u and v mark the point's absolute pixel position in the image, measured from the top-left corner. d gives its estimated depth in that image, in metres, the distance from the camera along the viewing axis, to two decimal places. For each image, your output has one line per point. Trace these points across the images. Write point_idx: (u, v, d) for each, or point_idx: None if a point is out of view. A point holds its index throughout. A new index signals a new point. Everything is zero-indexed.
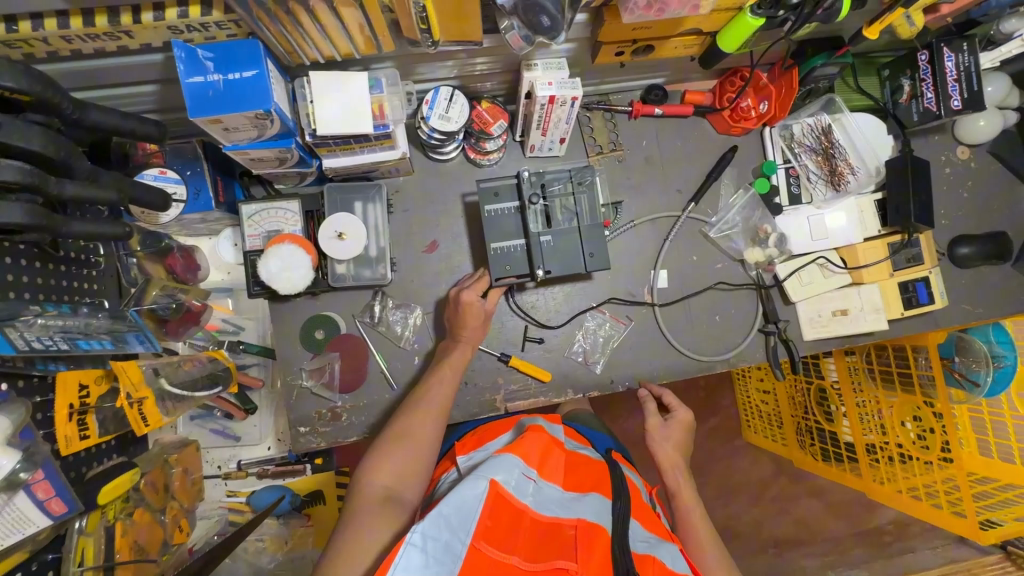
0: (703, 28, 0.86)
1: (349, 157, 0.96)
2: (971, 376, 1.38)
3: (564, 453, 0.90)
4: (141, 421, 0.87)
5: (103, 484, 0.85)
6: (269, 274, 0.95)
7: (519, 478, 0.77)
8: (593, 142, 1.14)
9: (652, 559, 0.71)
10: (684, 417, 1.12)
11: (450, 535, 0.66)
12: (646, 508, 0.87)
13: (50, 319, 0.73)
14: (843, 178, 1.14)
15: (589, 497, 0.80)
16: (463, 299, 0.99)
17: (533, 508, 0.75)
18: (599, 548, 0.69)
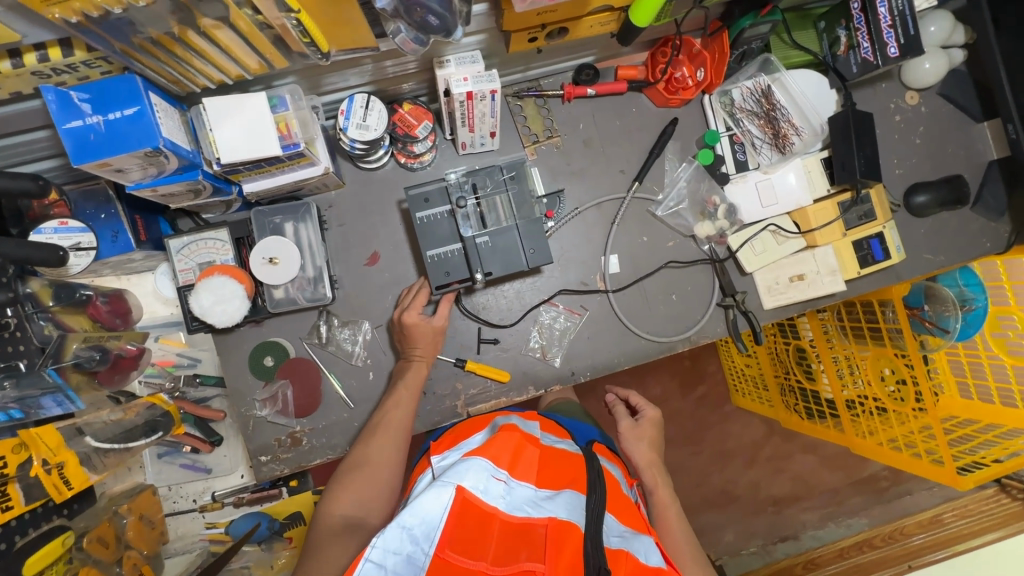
0: (613, 4, 0.82)
1: (269, 179, 0.93)
2: (942, 323, 1.36)
3: (539, 446, 0.84)
4: (64, 487, 0.79)
5: (32, 554, 0.81)
6: (202, 309, 0.92)
7: (489, 479, 0.72)
8: (528, 131, 1.10)
9: (622, 555, 0.68)
10: (652, 416, 1.12)
11: (412, 547, 0.63)
12: (622, 499, 0.82)
13: None
14: (788, 140, 1.10)
15: (562, 494, 0.74)
16: (406, 322, 0.99)
17: (502, 510, 0.70)
18: (569, 549, 0.65)
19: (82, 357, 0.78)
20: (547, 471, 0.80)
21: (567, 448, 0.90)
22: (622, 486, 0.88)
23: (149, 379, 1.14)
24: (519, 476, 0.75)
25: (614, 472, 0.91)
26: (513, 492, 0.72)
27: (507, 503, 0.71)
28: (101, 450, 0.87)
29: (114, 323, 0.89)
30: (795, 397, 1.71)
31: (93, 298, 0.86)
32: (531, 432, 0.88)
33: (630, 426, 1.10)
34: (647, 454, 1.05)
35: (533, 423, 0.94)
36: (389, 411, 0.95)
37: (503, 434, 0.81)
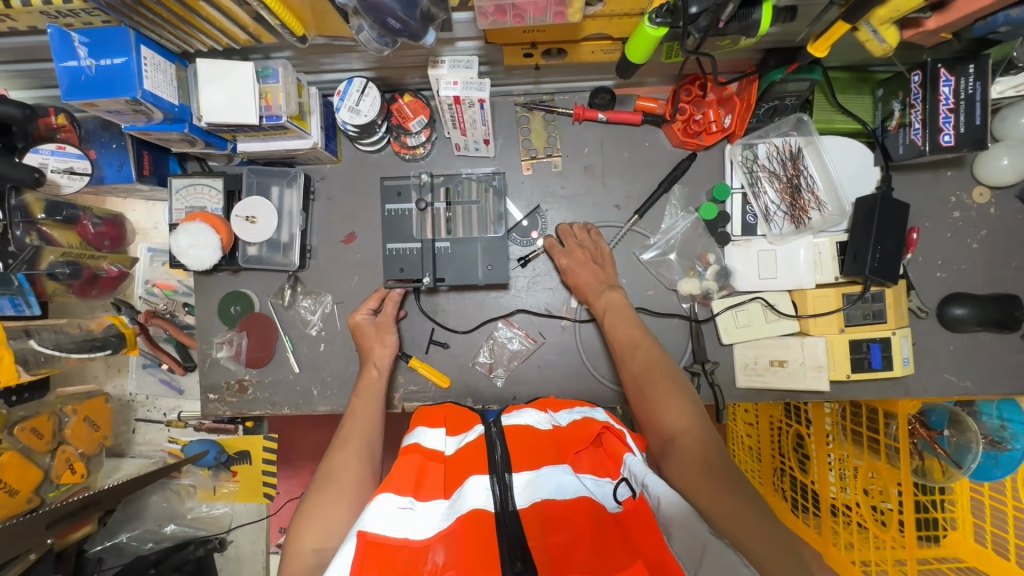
0: (610, 33, 0.77)
1: (261, 143, 0.97)
2: (958, 455, 1.18)
3: (443, 458, 0.86)
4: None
5: None
6: (178, 249, 0.99)
7: (396, 511, 0.73)
8: (528, 145, 1.07)
9: (542, 508, 0.72)
10: (572, 255, 1.02)
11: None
12: (536, 445, 0.84)
13: None
14: (805, 214, 1.00)
15: (467, 487, 0.75)
16: (352, 320, 1.02)
17: (415, 537, 0.71)
18: (481, 535, 0.68)
19: (57, 269, 0.87)
20: (453, 477, 0.81)
21: (470, 438, 0.88)
22: (535, 428, 0.89)
23: (148, 296, 1.27)
24: (426, 495, 0.78)
25: (525, 420, 0.90)
26: (423, 517, 0.74)
27: (419, 529, 0.73)
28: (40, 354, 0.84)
29: (101, 245, 0.99)
30: (786, 484, 1.57)
31: (85, 220, 0.95)
32: (435, 445, 0.89)
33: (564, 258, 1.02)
34: (587, 277, 1.00)
35: (439, 428, 0.93)
36: (357, 418, 0.92)
37: (402, 461, 0.83)
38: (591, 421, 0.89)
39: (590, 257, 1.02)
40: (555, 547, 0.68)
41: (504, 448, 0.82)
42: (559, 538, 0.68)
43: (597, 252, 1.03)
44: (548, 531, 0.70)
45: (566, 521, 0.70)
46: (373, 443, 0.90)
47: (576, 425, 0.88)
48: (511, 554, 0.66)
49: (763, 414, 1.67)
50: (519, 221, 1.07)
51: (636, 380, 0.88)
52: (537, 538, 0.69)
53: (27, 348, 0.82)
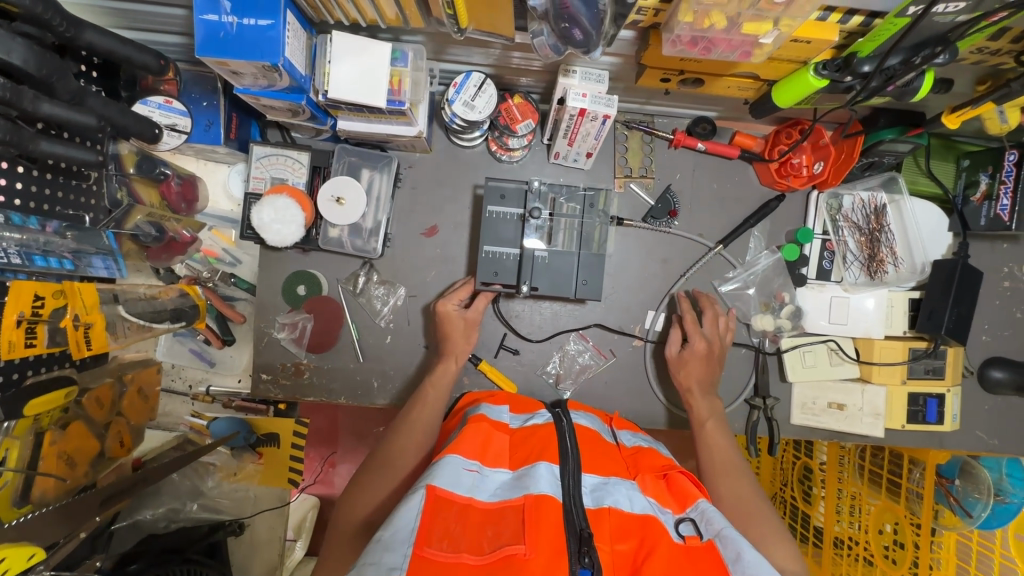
0: (760, 74, 0.78)
1: (364, 123, 0.93)
2: (967, 504, 1.25)
3: (509, 432, 0.84)
4: (83, 345, 0.72)
5: (39, 393, 0.68)
6: (261, 222, 0.94)
7: (462, 474, 0.71)
8: (624, 163, 1.07)
9: (603, 512, 0.69)
10: (700, 348, 1.00)
11: (392, 557, 0.58)
12: (599, 450, 0.83)
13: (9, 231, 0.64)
14: (881, 267, 1.04)
15: (536, 469, 0.72)
16: (441, 309, 0.99)
17: (480, 499, 0.68)
18: (548, 521, 0.64)
19: (140, 230, 0.84)
20: (520, 452, 0.79)
21: (537, 420, 0.87)
22: (601, 435, 0.89)
23: (191, 264, 1.14)
24: (491, 463, 0.75)
25: (591, 424, 0.91)
26: (486, 483, 0.72)
27: (483, 491, 0.70)
28: (126, 319, 0.79)
29: (179, 207, 0.94)
30: (784, 513, 1.63)
31: (170, 178, 0.91)
32: (501, 419, 0.87)
33: (677, 354, 1.02)
34: (699, 372, 1.00)
35: (503, 406, 0.92)
36: (420, 410, 0.92)
37: (472, 426, 0.81)
38: (657, 456, 0.85)
39: (709, 352, 1.01)
40: (619, 555, 0.65)
41: (574, 442, 0.79)
42: (625, 548, 0.66)
43: (713, 349, 1.01)
44: (614, 536, 0.67)
45: (633, 527, 0.68)
46: (435, 432, 0.91)
47: (642, 452, 0.85)
48: (577, 548, 0.63)
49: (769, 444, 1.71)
50: (651, 205, 1.08)
51: (739, 506, 0.83)
52: (604, 541, 0.66)
53: (116, 314, 0.77)
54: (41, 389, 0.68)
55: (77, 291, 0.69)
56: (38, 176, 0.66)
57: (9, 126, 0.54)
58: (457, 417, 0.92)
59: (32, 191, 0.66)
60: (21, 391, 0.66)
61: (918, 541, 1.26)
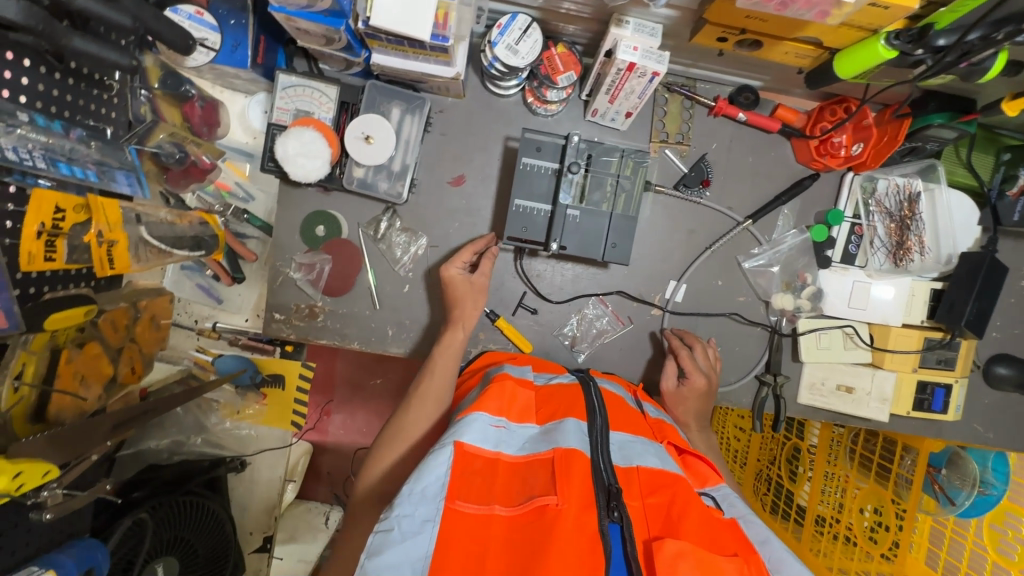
0: (824, 40, 0.75)
1: (401, 59, 0.89)
2: (951, 492, 1.27)
3: (533, 389, 0.83)
4: (107, 264, 0.70)
5: (59, 308, 0.66)
6: (285, 154, 0.91)
7: (488, 429, 0.69)
8: (661, 127, 1.04)
9: (631, 470, 0.67)
10: (699, 385, 0.98)
11: (424, 509, 0.59)
12: (623, 413, 0.82)
13: (32, 131, 0.60)
14: (907, 256, 1.04)
15: (564, 426, 0.71)
16: (446, 273, 0.97)
17: (507, 453, 0.68)
18: (578, 476, 0.63)
19: (163, 148, 0.79)
20: (546, 408, 0.78)
21: (562, 381, 0.87)
22: (625, 400, 0.89)
23: (203, 195, 1.09)
24: (518, 419, 0.74)
25: (616, 391, 0.91)
26: (514, 438, 0.71)
27: (509, 445, 0.69)
28: (149, 243, 0.76)
29: (201, 130, 0.89)
30: (768, 490, 1.66)
31: (194, 99, 0.86)
32: (525, 377, 0.86)
33: (676, 390, 1.00)
34: (695, 408, 0.99)
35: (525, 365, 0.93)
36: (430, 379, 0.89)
37: (494, 384, 0.79)
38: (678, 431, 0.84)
39: (707, 387, 0.99)
40: (652, 508, 0.64)
41: (601, 400, 0.78)
42: (659, 501, 0.64)
43: (711, 383, 0.99)
44: (645, 490, 0.66)
45: (662, 483, 0.66)
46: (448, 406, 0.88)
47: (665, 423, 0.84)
48: (606, 501, 0.62)
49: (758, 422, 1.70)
50: (684, 173, 1.06)
51: None
52: (634, 497, 0.64)
53: (138, 235, 0.75)
54: (58, 305, 0.67)
55: (99, 207, 0.68)
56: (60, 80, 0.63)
57: (39, 14, 0.50)
58: (478, 373, 0.93)
59: (52, 93, 0.62)
60: (43, 306, 0.65)
61: (902, 522, 1.29)
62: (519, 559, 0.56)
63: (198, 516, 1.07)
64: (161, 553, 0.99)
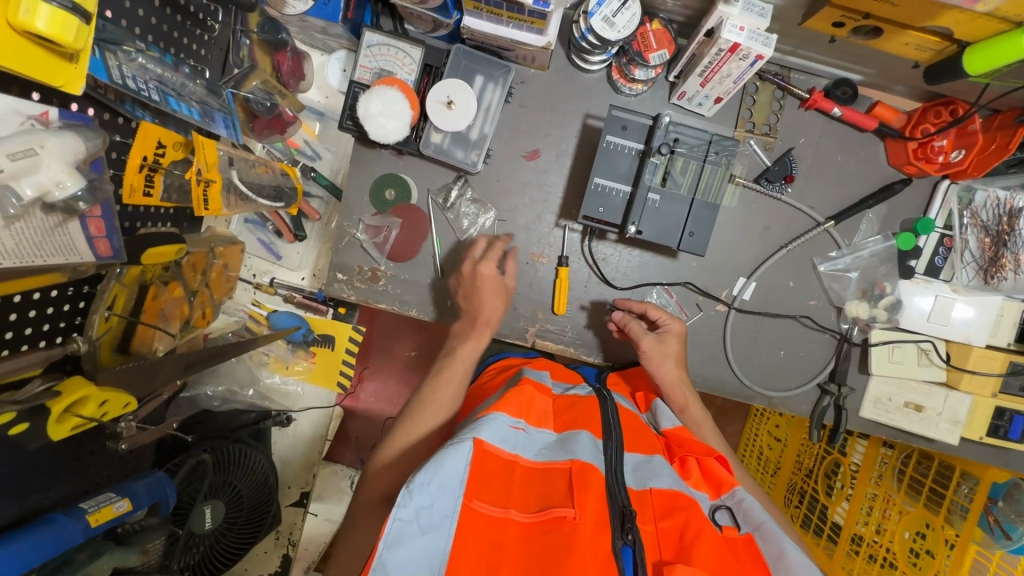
0: (954, 32, 0.70)
1: (492, 24, 0.87)
2: (1007, 525, 1.15)
3: (551, 398, 0.83)
4: (202, 203, 0.77)
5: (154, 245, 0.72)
6: (366, 113, 0.90)
7: (508, 430, 0.68)
8: (748, 117, 1.00)
9: (646, 493, 0.67)
10: (675, 330, 0.96)
11: (440, 504, 0.58)
12: (636, 429, 0.82)
13: (150, 62, 0.66)
14: (1001, 273, 0.98)
15: (580, 437, 0.70)
16: (481, 272, 0.94)
17: (523, 457, 0.67)
18: (595, 488, 0.63)
19: (254, 96, 0.84)
20: (563, 417, 0.78)
21: (579, 393, 0.84)
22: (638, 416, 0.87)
23: (275, 149, 1.10)
24: (535, 422, 0.74)
25: (627, 405, 0.89)
26: (531, 442, 0.71)
27: (526, 450, 0.69)
28: (236, 188, 0.83)
29: (288, 82, 0.93)
30: (801, 503, 1.59)
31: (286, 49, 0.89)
32: (543, 382, 0.86)
33: (656, 342, 0.94)
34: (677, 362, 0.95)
35: (545, 371, 0.93)
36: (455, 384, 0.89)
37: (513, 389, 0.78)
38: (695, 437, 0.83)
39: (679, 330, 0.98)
40: (665, 533, 0.64)
41: (618, 418, 0.77)
42: (671, 525, 0.64)
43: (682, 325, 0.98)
44: (657, 515, 0.65)
45: (677, 505, 0.66)
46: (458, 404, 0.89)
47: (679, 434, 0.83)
48: (619, 520, 0.61)
49: (796, 432, 1.64)
50: (767, 166, 1.01)
51: None
52: (648, 520, 0.64)
53: (230, 178, 0.82)
54: (153, 241, 0.73)
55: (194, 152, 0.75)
56: (150, 2, 0.65)
57: None
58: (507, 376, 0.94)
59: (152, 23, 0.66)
60: (139, 240, 0.71)
61: (949, 551, 1.22)
62: (534, 567, 0.56)
63: (244, 463, 1.07)
64: (208, 496, 1.02)
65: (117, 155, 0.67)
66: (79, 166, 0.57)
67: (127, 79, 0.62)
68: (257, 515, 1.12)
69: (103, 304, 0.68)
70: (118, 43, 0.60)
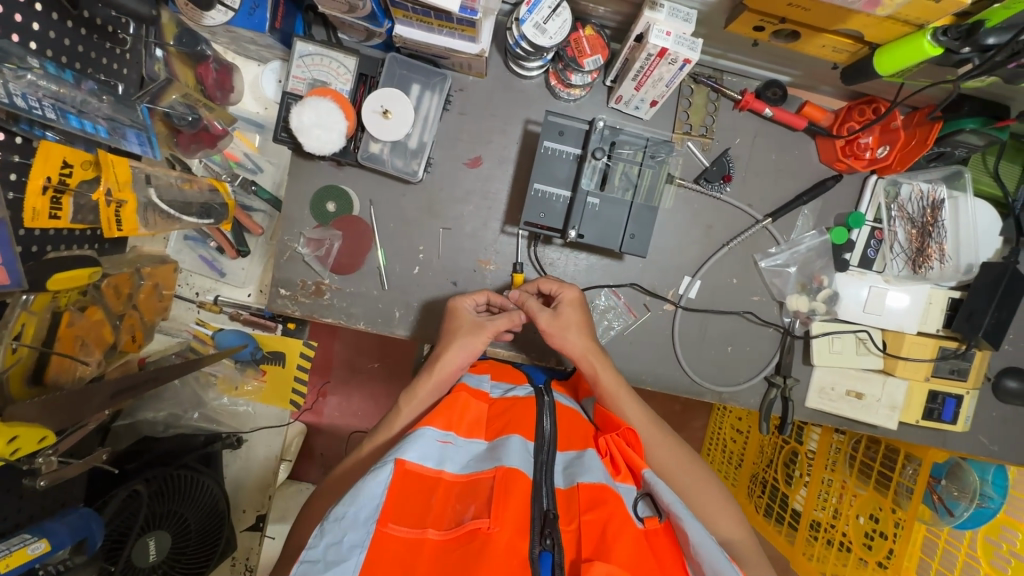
0: (865, 34, 0.73)
1: (424, 32, 0.87)
2: (950, 502, 1.22)
3: (487, 402, 0.84)
4: (115, 224, 0.77)
5: (61, 270, 0.69)
6: (300, 124, 0.88)
7: (433, 446, 0.72)
8: (685, 119, 1.02)
9: (575, 489, 0.69)
10: (572, 299, 0.93)
11: (353, 533, 0.61)
12: (574, 425, 0.84)
13: (42, 80, 0.65)
14: (927, 263, 1.03)
15: (508, 443, 0.72)
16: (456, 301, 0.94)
17: (448, 472, 0.71)
18: (516, 496, 0.66)
19: (174, 109, 0.85)
20: (496, 423, 0.80)
21: (518, 393, 0.86)
22: (577, 412, 0.89)
23: (212, 163, 1.06)
24: (466, 434, 0.77)
25: (568, 403, 0.90)
26: (459, 454, 0.74)
27: (452, 463, 0.72)
28: (156, 207, 0.84)
29: (216, 95, 0.93)
30: (763, 494, 1.62)
31: (208, 61, 0.90)
32: (481, 388, 0.87)
33: (553, 317, 0.91)
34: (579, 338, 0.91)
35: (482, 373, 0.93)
36: (397, 423, 0.86)
37: (446, 400, 0.81)
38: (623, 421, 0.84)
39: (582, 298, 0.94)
40: (587, 526, 0.65)
41: (553, 420, 0.78)
42: (594, 516, 0.65)
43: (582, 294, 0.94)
44: (582, 508, 0.67)
45: (602, 496, 0.67)
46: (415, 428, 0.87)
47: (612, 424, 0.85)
48: (538, 529, 0.64)
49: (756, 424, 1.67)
50: (705, 167, 1.03)
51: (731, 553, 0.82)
52: (571, 519, 0.66)
53: (148, 198, 0.83)
54: (60, 267, 0.70)
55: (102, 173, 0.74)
56: (46, 16, 0.65)
57: None
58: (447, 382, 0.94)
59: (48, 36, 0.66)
60: (47, 267, 0.68)
61: (897, 531, 1.26)
62: None
63: (190, 492, 1.04)
64: (153, 527, 0.98)
65: (16, 176, 0.65)
66: None
67: (14, 98, 0.60)
68: (208, 541, 1.08)
69: (7, 337, 0.65)
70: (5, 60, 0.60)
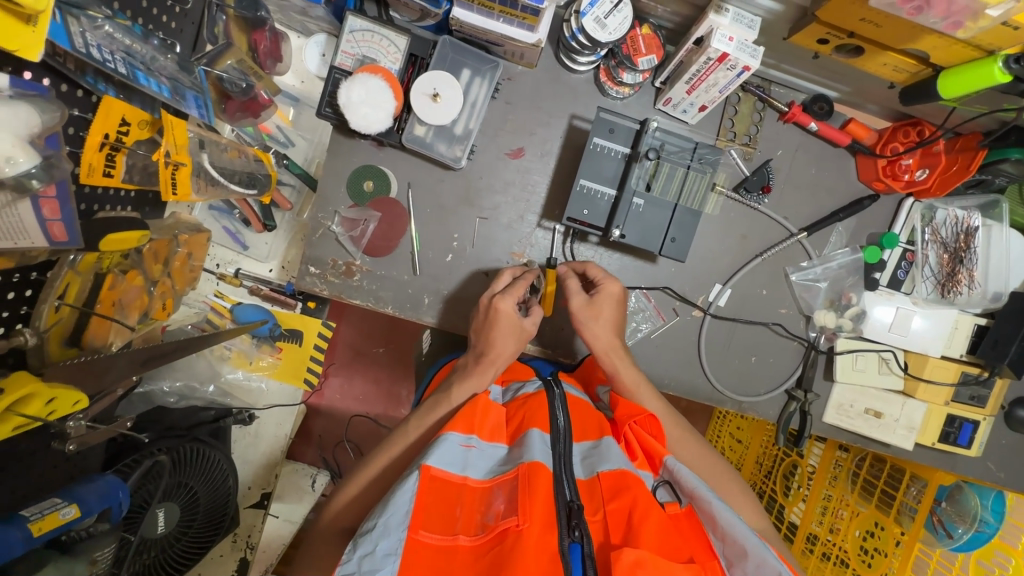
0: (930, 56, 0.73)
1: (483, 18, 0.85)
2: (948, 524, 1.24)
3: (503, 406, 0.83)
4: (171, 187, 0.75)
5: (112, 231, 0.67)
6: (349, 100, 0.87)
7: (455, 450, 0.71)
8: (729, 126, 1.02)
9: (596, 479, 0.69)
10: (614, 291, 0.90)
11: (386, 542, 0.61)
12: (589, 415, 0.83)
13: (117, 31, 0.64)
14: (956, 288, 1.04)
15: (529, 438, 0.72)
16: (499, 307, 0.87)
17: (473, 476, 0.69)
18: (541, 491, 0.65)
19: (229, 75, 0.85)
20: (514, 423, 0.79)
21: (528, 391, 0.84)
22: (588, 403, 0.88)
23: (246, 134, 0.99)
24: (488, 437, 0.76)
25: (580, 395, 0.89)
26: (482, 458, 0.73)
27: (476, 468, 0.71)
28: (205, 173, 0.82)
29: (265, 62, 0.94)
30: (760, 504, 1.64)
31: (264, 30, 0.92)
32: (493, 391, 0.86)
33: (587, 304, 0.90)
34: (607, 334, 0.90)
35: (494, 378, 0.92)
36: (411, 436, 0.84)
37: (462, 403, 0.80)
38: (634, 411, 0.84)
39: (621, 293, 0.91)
40: (612, 515, 0.66)
41: (566, 416, 0.77)
42: (619, 505, 0.66)
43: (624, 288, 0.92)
44: (606, 497, 0.67)
45: (625, 483, 0.67)
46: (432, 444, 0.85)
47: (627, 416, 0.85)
48: (566, 520, 0.64)
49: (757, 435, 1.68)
50: (746, 176, 1.03)
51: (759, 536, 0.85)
52: (596, 509, 0.66)
53: (201, 162, 0.81)
54: (110, 228, 0.68)
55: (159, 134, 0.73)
56: None
57: None
58: None
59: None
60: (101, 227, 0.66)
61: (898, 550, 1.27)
62: None
63: (201, 466, 1.02)
64: (162, 499, 0.96)
65: (74, 130, 0.64)
66: (30, 141, 0.53)
67: (90, 49, 0.59)
68: (215, 519, 1.07)
69: (53, 294, 0.64)
70: (82, 9, 0.58)
